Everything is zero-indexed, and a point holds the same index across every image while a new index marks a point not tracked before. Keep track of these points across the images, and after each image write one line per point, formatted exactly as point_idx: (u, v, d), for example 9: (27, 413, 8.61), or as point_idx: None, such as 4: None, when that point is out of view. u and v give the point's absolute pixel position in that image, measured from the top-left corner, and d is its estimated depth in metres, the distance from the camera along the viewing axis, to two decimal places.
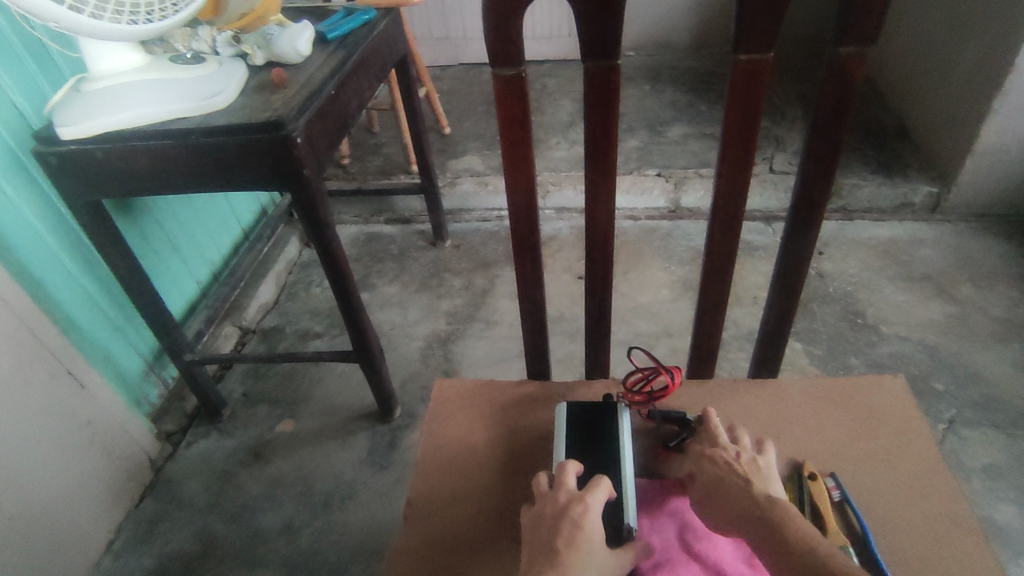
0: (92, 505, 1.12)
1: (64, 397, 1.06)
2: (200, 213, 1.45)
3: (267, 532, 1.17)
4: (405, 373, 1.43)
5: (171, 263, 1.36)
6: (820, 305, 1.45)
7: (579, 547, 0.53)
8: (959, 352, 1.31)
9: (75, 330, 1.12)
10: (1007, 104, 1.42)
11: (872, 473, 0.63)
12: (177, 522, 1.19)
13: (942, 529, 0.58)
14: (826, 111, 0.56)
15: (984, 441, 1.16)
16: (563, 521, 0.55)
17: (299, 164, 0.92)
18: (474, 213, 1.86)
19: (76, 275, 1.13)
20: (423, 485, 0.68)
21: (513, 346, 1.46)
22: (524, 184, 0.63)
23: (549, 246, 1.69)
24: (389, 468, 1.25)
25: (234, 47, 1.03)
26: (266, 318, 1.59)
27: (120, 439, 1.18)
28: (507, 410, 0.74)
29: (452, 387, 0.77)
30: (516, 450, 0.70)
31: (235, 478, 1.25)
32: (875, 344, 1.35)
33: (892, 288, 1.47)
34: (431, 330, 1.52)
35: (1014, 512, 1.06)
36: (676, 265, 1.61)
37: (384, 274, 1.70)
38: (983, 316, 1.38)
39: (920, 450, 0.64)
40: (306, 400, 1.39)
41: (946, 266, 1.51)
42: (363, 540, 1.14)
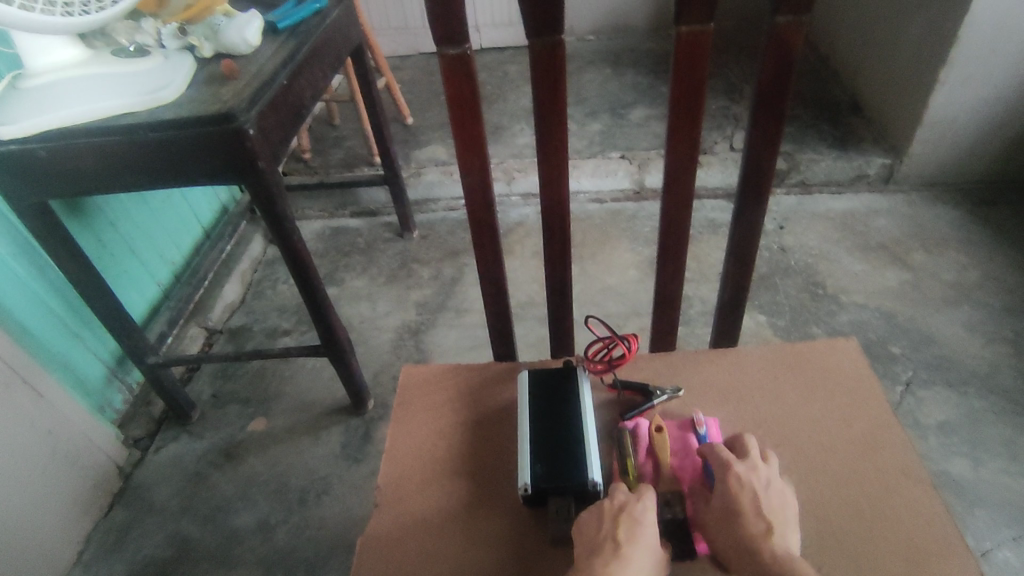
0: (58, 516, 1.10)
1: (21, 408, 1.03)
2: (156, 212, 1.42)
3: (243, 531, 1.15)
4: (376, 366, 1.42)
5: (128, 265, 1.32)
6: (781, 278, 1.48)
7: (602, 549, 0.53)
8: (914, 316, 1.36)
9: (29, 338, 1.09)
10: (952, 76, 1.47)
11: (828, 433, 0.65)
12: (149, 528, 1.17)
13: (894, 480, 0.61)
14: (768, 83, 0.57)
15: (939, 399, 1.20)
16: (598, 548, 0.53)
17: (252, 156, 0.90)
18: (439, 203, 1.85)
19: (26, 281, 1.09)
20: (392, 470, 0.68)
21: (483, 333, 1.46)
22: (477, 164, 0.63)
23: (516, 232, 1.69)
24: (364, 461, 1.24)
25: (180, 39, 1.00)
26: (233, 318, 1.56)
27: (85, 448, 1.16)
28: (474, 392, 0.75)
29: (419, 372, 0.77)
30: (484, 431, 0.71)
31: (207, 480, 1.24)
32: (835, 312, 1.39)
33: (850, 258, 1.51)
34: (401, 321, 1.52)
35: (967, 465, 1.11)
36: (641, 244, 1.63)
37: (352, 267, 1.68)
38: (935, 281, 1.43)
39: (873, 408, 0.67)
40: (276, 398, 1.37)
41: (901, 235, 1.56)
42: (340, 534, 1.14)
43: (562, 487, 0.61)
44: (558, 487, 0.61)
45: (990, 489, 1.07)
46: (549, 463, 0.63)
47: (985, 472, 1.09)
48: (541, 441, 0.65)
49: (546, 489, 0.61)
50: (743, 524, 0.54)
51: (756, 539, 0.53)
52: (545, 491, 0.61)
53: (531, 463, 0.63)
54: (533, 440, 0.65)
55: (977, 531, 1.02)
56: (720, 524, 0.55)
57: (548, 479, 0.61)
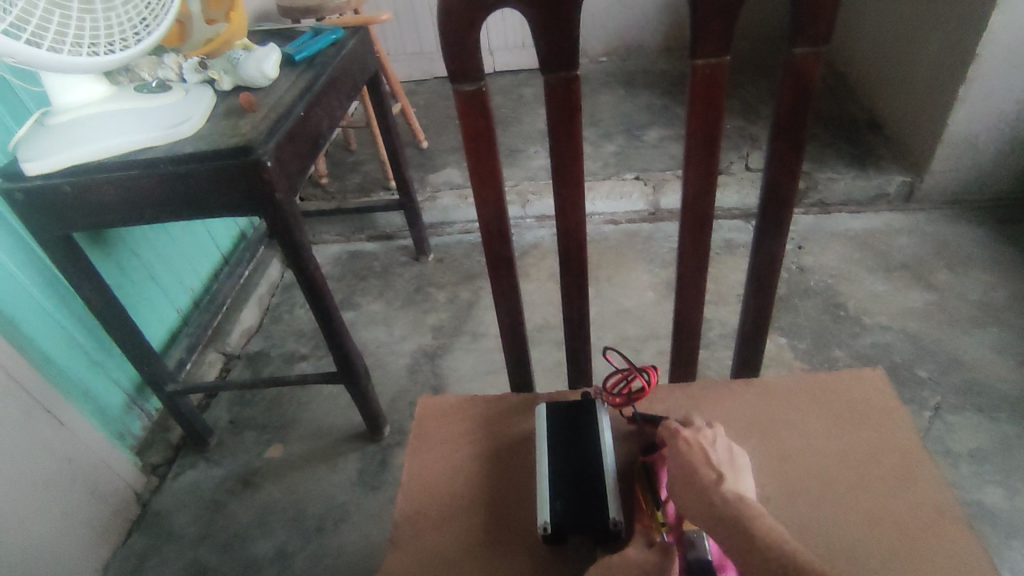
0: (77, 546, 1.10)
1: (41, 437, 1.04)
2: (177, 240, 1.44)
3: (259, 560, 1.15)
4: (393, 391, 1.42)
5: (148, 293, 1.34)
6: (802, 300, 1.46)
7: None
8: (940, 339, 1.32)
9: (51, 367, 1.10)
10: (972, 93, 1.45)
11: (856, 467, 0.63)
12: (166, 557, 1.17)
13: (927, 516, 0.59)
14: (786, 113, 0.56)
15: (969, 424, 1.17)
16: None
17: (270, 187, 0.91)
18: (455, 226, 1.86)
19: (49, 310, 1.11)
20: (409, 505, 0.67)
21: (500, 357, 1.46)
22: (492, 197, 0.63)
23: (532, 255, 1.69)
24: (380, 489, 1.23)
25: (200, 73, 1.03)
26: (251, 343, 1.57)
27: (104, 475, 1.17)
28: (491, 424, 0.74)
29: (435, 404, 0.76)
30: (502, 464, 0.70)
31: (224, 507, 1.24)
32: (858, 334, 1.36)
33: (873, 278, 1.49)
34: (418, 346, 1.52)
35: (1002, 493, 1.07)
36: (658, 266, 1.62)
37: (368, 291, 1.69)
38: (962, 302, 1.40)
39: (903, 441, 0.65)
40: (293, 424, 1.37)
41: (925, 254, 1.53)
42: (357, 563, 1.12)
43: (582, 525, 0.60)
44: (576, 525, 0.60)
45: None
46: (568, 500, 0.62)
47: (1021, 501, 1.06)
48: (559, 476, 0.64)
49: (565, 528, 0.60)
50: (698, 474, 0.56)
51: (708, 484, 0.54)
52: (563, 530, 0.60)
53: (549, 500, 0.62)
54: (551, 476, 0.64)
55: (1014, 564, 0.98)
56: (677, 480, 0.57)
57: (567, 516, 0.60)
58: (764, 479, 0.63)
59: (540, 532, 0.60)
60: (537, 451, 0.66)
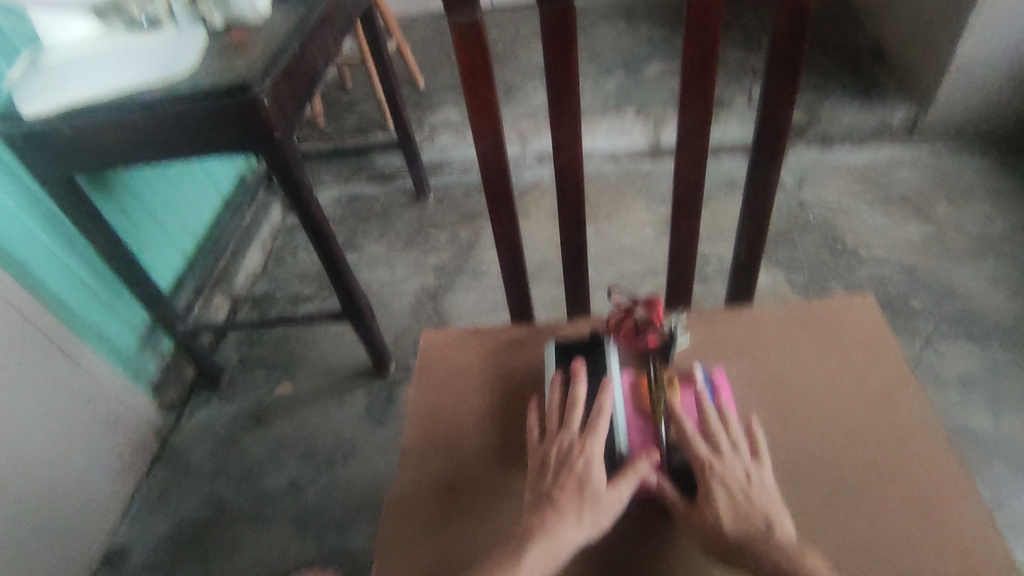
0: (102, 478, 1.16)
1: (61, 376, 1.09)
2: (177, 184, 1.44)
3: (275, 490, 1.21)
4: (397, 330, 1.45)
5: (153, 237, 1.35)
6: (800, 234, 1.47)
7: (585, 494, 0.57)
8: (934, 270, 1.34)
9: (65, 310, 1.13)
10: (983, 19, 1.40)
11: (842, 389, 0.66)
12: (187, 488, 1.24)
13: (908, 435, 0.62)
14: (783, 39, 0.56)
15: (959, 353, 1.20)
16: (564, 474, 0.58)
17: (269, 126, 0.91)
18: (453, 166, 1.84)
19: (58, 255, 1.13)
20: (416, 431, 0.71)
21: (501, 296, 1.48)
22: (490, 132, 0.63)
23: (532, 194, 1.69)
24: (388, 422, 1.28)
25: (191, 10, 0.99)
26: (256, 286, 1.60)
27: (123, 414, 1.22)
28: (494, 356, 0.77)
29: (440, 337, 0.79)
30: (505, 395, 0.73)
31: (240, 441, 1.29)
32: (854, 267, 1.38)
33: (872, 212, 1.49)
34: (420, 285, 1.54)
35: (986, 418, 1.11)
36: (658, 203, 1.62)
37: (369, 232, 1.70)
38: (959, 234, 1.40)
39: (889, 365, 0.67)
40: (301, 362, 1.42)
41: (925, 186, 1.52)
42: (368, 490, 1.19)
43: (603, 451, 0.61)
44: (565, 436, 0.61)
45: (1008, 440, 1.08)
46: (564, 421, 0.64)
47: (1003, 424, 1.10)
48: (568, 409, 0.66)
49: (557, 442, 0.61)
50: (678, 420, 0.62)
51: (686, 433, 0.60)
52: (554, 443, 0.62)
53: (567, 423, 0.62)
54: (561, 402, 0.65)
55: (991, 481, 1.03)
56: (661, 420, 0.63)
57: (571, 437, 0.61)
58: (754, 404, 0.67)
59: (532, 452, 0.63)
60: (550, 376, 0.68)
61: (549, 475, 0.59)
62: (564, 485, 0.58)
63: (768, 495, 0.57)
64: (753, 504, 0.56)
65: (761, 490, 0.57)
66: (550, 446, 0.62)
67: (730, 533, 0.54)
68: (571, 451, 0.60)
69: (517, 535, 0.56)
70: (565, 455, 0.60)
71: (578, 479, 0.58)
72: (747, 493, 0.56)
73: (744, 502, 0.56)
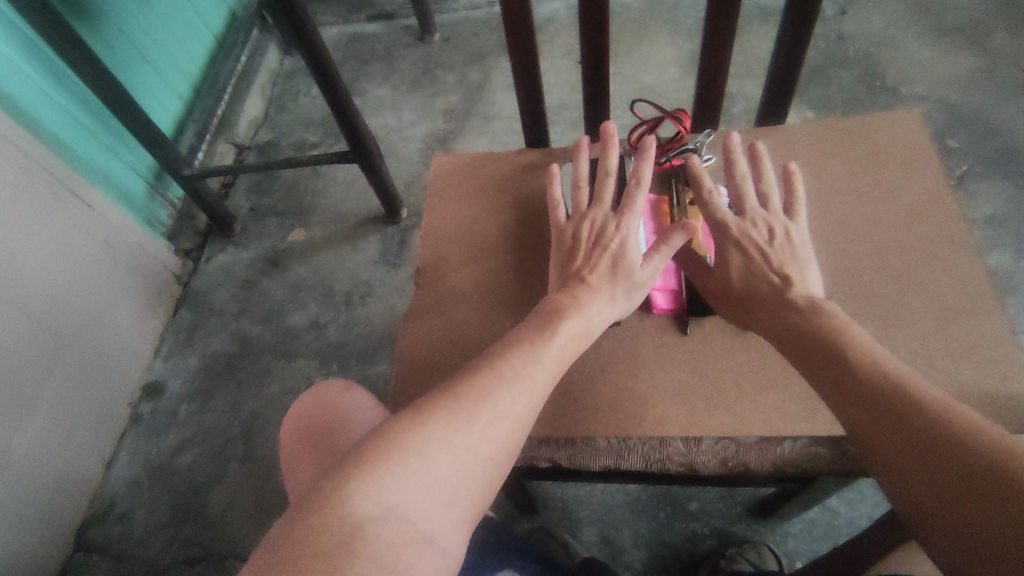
0: (129, 318, 1.20)
1: (74, 218, 1.08)
2: (165, 18, 1.33)
3: (297, 329, 1.25)
4: (407, 176, 1.41)
5: (146, 77, 1.28)
6: (837, 69, 1.36)
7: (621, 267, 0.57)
8: (979, 106, 1.25)
9: (67, 151, 1.10)
10: None
11: (875, 202, 0.64)
12: (213, 327, 1.28)
13: (939, 246, 0.61)
14: None
15: (992, 193, 1.15)
16: (598, 249, 0.58)
17: None
18: (461, 0, 1.68)
19: (51, 92, 1.08)
20: (429, 254, 0.71)
21: (514, 140, 1.42)
22: None
23: (546, 30, 1.56)
24: (402, 266, 1.29)
25: None
26: (260, 133, 1.54)
27: (141, 256, 1.23)
28: (507, 179, 0.74)
29: (449, 163, 0.76)
30: (520, 216, 0.71)
31: (258, 285, 1.31)
32: (892, 105, 1.29)
33: (918, 44, 1.36)
34: (429, 130, 1.47)
35: (1011, 257, 1.09)
36: (684, 38, 1.49)
37: (374, 74, 1.61)
38: (1011, 67, 1.29)
39: (928, 179, 0.65)
40: (313, 209, 1.40)
41: (983, 14, 1.38)
42: (386, 328, 1.22)
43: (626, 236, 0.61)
44: (598, 212, 0.60)
45: None
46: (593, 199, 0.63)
47: None
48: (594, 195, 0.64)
49: (589, 218, 0.60)
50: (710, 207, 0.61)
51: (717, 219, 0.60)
52: (586, 220, 0.60)
53: (600, 198, 0.60)
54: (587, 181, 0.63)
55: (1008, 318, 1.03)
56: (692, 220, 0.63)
57: (606, 212, 0.60)
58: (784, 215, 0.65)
59: (559, 230, 0.62)
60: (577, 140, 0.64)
61: (580, 253, 0.59)
62: (597, 263, 0.57)
63: (792, 252, 0.57)
64: (772, 260, 0.57)
65: (785, 246, 0.57)
66: (580, 223, 0.60)
67: (755, 309, 0.56)
68: (605, 227, 0.59)
69: (542, 314, 0.54)
70: (597, 233, 0.59)
71: (611, 255, 0.57)
72: (765, 249, 0.57)
73: (761, 259, 0.57)
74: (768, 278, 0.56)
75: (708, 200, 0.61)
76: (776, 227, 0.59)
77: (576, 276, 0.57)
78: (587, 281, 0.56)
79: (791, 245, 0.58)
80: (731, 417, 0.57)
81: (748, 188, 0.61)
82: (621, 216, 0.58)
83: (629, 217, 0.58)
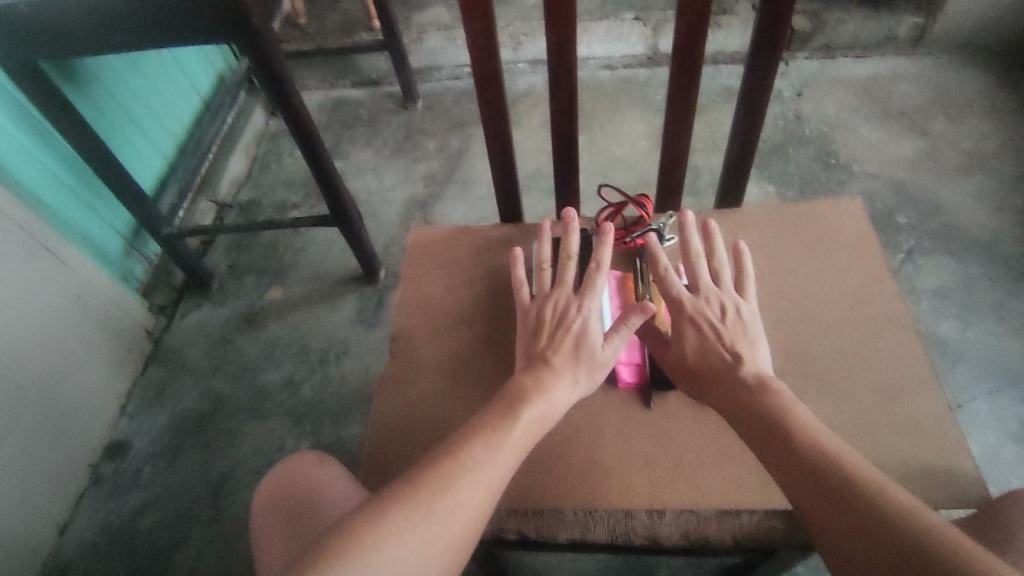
0: (97, 374, 1.18)
1: (47, 274, 1.08)
2: (153, 80, 1.38)
3: (269, 387, 1.24)
4: (386, 237, 1.44)
5: (131, 136, 1.31)
6: (794, 147, 1.45)
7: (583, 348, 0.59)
8: (924, 186, 1.34)
9: (45, 209, 1.11)
10: None
11: (822, 284, 0.70)
12: (183, 385, 1.26)
13: (879, 326, 0.66)
14: None
15: (938, 266, 1.23)
16: (559, 331, 0.60)
17: (246, 10, 0.86)
18: (443, 71, 1.77)
19: (34, 151, 1.10)
20: (405, 322, 0.73)
21: (491, 206, 1.47)
22: (480, 9, 0.61)
23: (524, 102, 1.64)
24: (378, 325, 1.31)
25: None
26: (241, 192, 1.57)
27: (113, 312, 1.22)
28: (481, 252, 0.78)
29: (427, 236, 0.81)
30: (492, 288, 0.75)
31: (232, 342, 1.31)
32: (845, 181, 1.38)
33: (868, 126, 1.47)
34: (409, 194, 1.52)
35: (957, 327, 1.15)
36: (653, 113, 1.58)
37: (356, 138, 1.66)
38: (951, 150, 1.40)
39: (870, 264, 0.71)
40: (291, 268, 1.42)
41: (924, 101, 1.50)
42: (359, 388, 1.22)
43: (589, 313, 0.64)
44: (560, 294, 0.63)
45: (976, 348, 1.12)
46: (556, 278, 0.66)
47: (972, 332, 1.14)
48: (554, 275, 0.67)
49: (552, 300, 0.62)
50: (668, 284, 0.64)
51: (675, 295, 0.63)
52: (549, 301, 0.63)
53: (562, 279, 0.63)
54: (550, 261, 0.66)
55: (958, 386, 1.08)
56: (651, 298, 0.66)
57: (568, 294, 0.62)
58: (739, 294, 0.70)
59: (523, 311, 0.64)
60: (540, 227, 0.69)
61: (544, 335, 0.60)
62: (560, 343, 0.59)
63: (742, 329, 0.60)
64: (724, 337, 0.59)
65: (736, 323, 0.60)
66: (543, 305, 0.63)
67: (709, 379, 0.58)
68: (567, 309, 0.61)
69: (509, 392, 0.56)
70: (560, 313, 0.61)
71: (573, 336, 0.59)
72: (718, 325, 0.60)
73: (715, 335, 0.60)
74: (720, 355, 0.59)
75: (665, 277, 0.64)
76: (727, 304, 0.62)
77: (541, 355, 0.59)
78: (551, 361, 0.58)
79: (741, 322, 0.61)
80: (690, 490, 0.60)
81: (700, 266, 0.65)
82: (583, 297, 0.61)
83: (590, 299, 0.61)
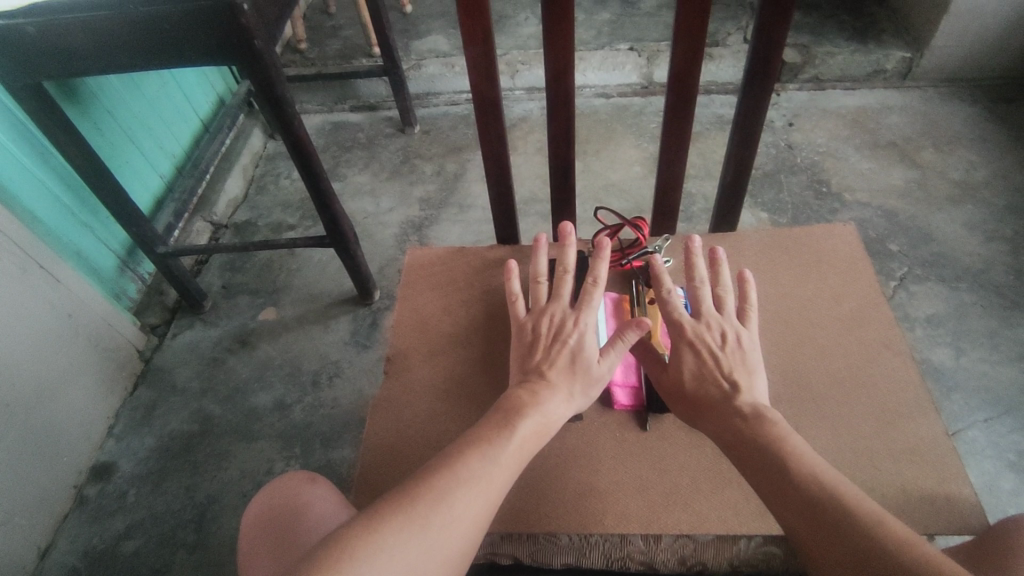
0: (85, 394, 1.16)
1: (38, 292, 1.07)
2: (153, 101, 1.39)
3: (261, 409, 1.23)
4: (382, 259, 1.45)
5: (130, 156, 1.32)
6: (787, 176, 1.47)
7: (579, 363, 0.59)
8: (914, 214, 1.36)
9: (38, 226, 1.11)
10: None
11: (817, 308, 0.71)
12: (172, 406, 1.25)
13: (874, 350, 0.67)
14: None
15: (930, 294, 1.24)
16: (555, 347, 0.60)
17: (249, 35, 0.87)
18: (441, 97, 1.80)
19: (30, 168, 1.09)
20: (400, 342, 0.73)
21: (487, 229, 1.48)
22: (480, 35, 0.62)
23: (521, 128, 1.66)
24: (372, 347, 1.30)
25: None
26: (237, 213, 1.58)
27: (104, 331, 1.21)
28: (478, 273, 0.79)
29: (423, 257, 0.81)
30: (489, 307, 0.75)
31: (224, 363, 1.30)
32: (837, 209, 1.39)
33: (858, 156, 1.49)
34: (405, 217, 1.53)
35: (950, 354, 1.15)
36: (647, 141, 1.60)
37: (354, 161, 1.67)
38: (940, 179, 1.42)
39: (864, 288, 0.72)
40: (285, 289, 1.42)
41: (913, 132, 1.53)
42: (352, 410, 1.21)
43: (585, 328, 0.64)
44: (557, 308, 0.62)
45: (970, 376, 1.12)
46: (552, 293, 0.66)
47: (966, 360, 1.14)
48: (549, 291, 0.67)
49: (549, 313, 0.62)
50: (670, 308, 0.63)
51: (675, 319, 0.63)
52: (545, 315, 0.63)
53: (559, 293, 0.64)
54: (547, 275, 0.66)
55: (953, 413, 1.08)
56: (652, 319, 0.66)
57: (564, 309, 0.62)
58: None
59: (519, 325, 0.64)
60: (535, 239, 0.69)
61: (540, 349, 0.60)
62: (555, 359, 0.59)
63: (741, 357, 0.60)
64: (723, 365, 0.59)
65: (735, 350, 0.60)
66: (539, 318, 0.63)
67: (706, 403, 0.57)
68: (563, 325, 0.61)
69: (505, 408, 0.55)
70: (556, 329, 0.61)
71: (569, 350, 0.59)
72: (716, 352, 0.60)
73: (713, 361, 0.59)
74: (718, 382, 0.58)
75: (666, 299, 0.64)
76: (728, 331, 0.62)
77: (537, 371, 0.59)
78: (547, 375, 0.58)
79: (740, 350, 0.61)
80: (690, 517, 0.59)
81: (702, 291, 0.65)
82: (580, 311, 0.61)
83: (586, 312, 0.61)
